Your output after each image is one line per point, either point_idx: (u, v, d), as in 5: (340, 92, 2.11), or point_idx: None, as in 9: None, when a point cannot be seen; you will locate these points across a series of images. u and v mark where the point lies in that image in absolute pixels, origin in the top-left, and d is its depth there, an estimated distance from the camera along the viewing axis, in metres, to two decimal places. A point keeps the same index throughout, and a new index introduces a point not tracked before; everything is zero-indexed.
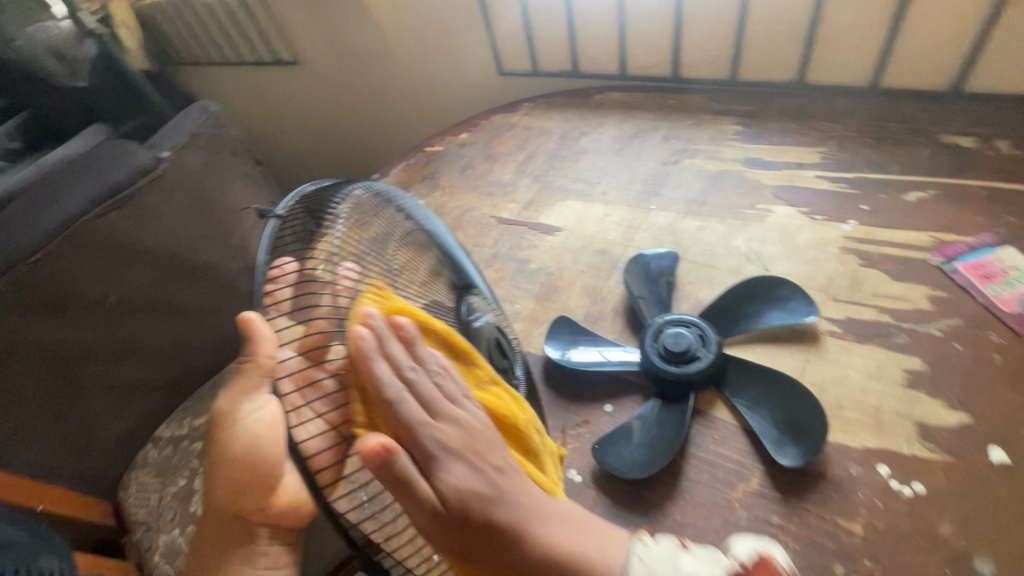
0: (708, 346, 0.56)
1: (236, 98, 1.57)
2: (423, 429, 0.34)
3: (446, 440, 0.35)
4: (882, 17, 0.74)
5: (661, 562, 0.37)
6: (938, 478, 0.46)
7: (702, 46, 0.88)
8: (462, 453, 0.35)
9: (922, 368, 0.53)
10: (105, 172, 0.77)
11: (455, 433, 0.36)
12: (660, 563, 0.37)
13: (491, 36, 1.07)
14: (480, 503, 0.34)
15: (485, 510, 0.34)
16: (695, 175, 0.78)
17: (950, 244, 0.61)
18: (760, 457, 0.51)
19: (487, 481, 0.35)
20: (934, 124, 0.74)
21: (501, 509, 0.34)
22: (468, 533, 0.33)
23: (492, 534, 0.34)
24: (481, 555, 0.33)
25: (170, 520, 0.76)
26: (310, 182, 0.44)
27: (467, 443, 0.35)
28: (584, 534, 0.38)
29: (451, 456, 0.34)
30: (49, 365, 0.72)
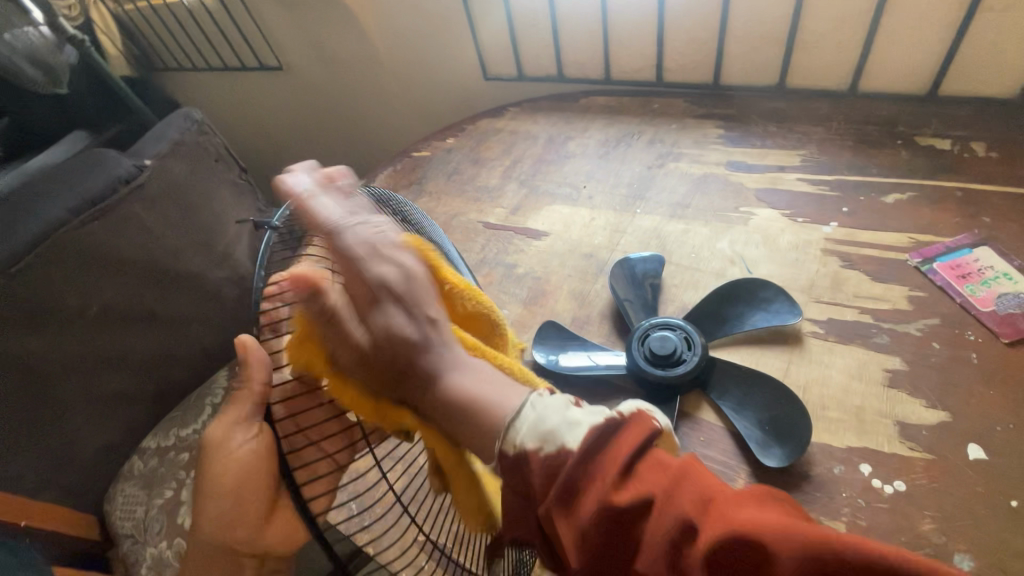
0: (694, 349, 0.57)
1: (220, 104, 1.55)
2: (364, 269, 0.38)
3: (382, 280, 0.37)
4: (860, 21, 0.75)
5: (555, 412, 0.31)
6: (918, 476, 0.47)
7: (685, 51, 0.89)
8: (395, 297, 0.37)
9: (902, 367, 0.54)
10: (85, 182, 0.76)
11: (394, 277, 0.38)
12: (549, 411, 0.31)
13: (477, 42, 1.07)
14: (399, 344, 0.36)
15: (398, 351, 0.36)
16: (679, 178, 0.79)
17: (928, 245, 0.62)
18: (745, 457, 0.51)
19: (406, 321, 0.36)
20: (911, 127, 0.75)
21: (416, 350, 0.36)
22: (385, 372, 0.37)
23: (406, 378, 0.36)
24: (400, 392, 0.37)
25: (156, 533, 0.75)
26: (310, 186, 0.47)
27: (405, 289, 0.38)
28: (500, 388, 0.35)
29: (383, 293, 0.37)
30: (31, 381, 0.71)
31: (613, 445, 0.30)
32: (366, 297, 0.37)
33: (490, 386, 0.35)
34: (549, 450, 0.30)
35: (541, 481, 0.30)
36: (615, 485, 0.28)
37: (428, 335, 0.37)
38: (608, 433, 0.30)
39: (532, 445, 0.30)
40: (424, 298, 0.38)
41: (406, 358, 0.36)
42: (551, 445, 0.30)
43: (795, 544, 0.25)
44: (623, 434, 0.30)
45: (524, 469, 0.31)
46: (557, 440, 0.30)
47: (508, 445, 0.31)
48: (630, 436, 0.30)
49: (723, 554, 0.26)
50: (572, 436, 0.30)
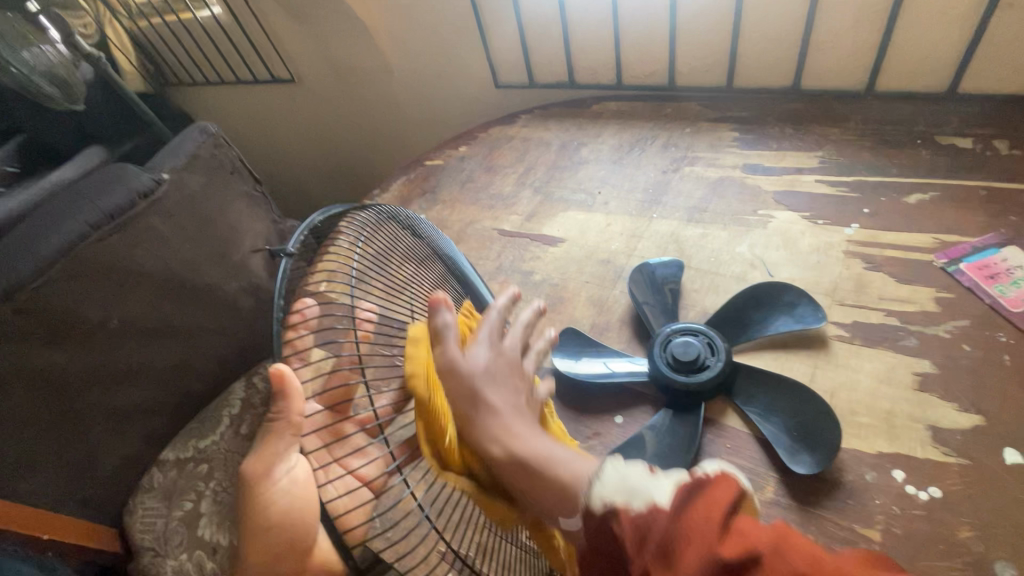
0: (717, 355, 0.56)
1: (233, 116, 1.57)
2: (489, 321, 0.42)
3: (494, 335, 0.42)
4: (875, 21, 0.75)
5: (637, 473, 0.32)
6: (953, 482, 0.46)
7: (697, 54, 0.89)
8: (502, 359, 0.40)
9: (932, 370, 0.53)
10: (105, 196, 0.77)
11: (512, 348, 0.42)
12: (631, 472, 0.32)
13: (487, 49, 1.07)
14: (482, 380, 0.38)
15: (482, 391, 0.38)
16: (695, 182, 0.78)
17: (953, 245, 0.61)
18: (774, 465, 0.50)
19: (504, 374, 0.39)
20: (930, 126, 0.74)
21: (500, 396, 0.38)
22: (458, 403, 0.38)
23: (477, 412, 0.37)
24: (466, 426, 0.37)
25: (176, 545, 0.75)
26: (319, 211, 0.46)
27: (509, 367, 0.40)
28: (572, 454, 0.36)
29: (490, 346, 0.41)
30: (52, 391, 0.72)
31: (698, 503, 0.29)
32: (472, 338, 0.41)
33: (562, 449, 0.36)
34: (637, 508, 0.30)
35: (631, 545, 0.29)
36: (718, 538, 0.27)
37: (514, 394, 0.39)
38: (691, 494, 0.30)
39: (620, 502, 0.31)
40: (524, 373, 0.41)
41: (487, 398, 0.37)
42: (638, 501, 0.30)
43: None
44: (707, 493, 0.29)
45: (611, 528, 0.30)
46: (643, 497, 0.30)
47: (592, 502, 0.31)
48: (718, 491, 0.29)
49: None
50: (660, 494, 0.30)
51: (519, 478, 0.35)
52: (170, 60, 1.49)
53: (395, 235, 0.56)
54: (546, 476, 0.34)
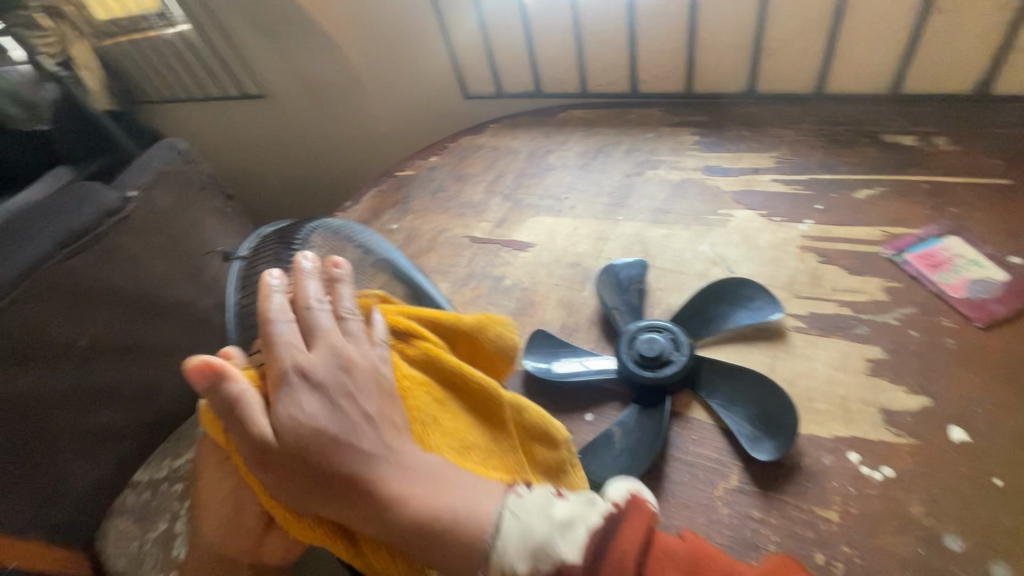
0: (681, 350, 0.58)
1: (203, 132, 1.57)
2: (286, 356, 0.39)
3: (305, 367, 0.39)
4: (821, 26, 0.79)
5: (534, 512, 0.36)
6: (904, 461, 0.48)
7: (656, 62, 0.92)
8: (321, 389, 0.38)
9: (883, 356, 0.55)
10: (70, 215, 0.77)
11: (327, 360, 0.40)
12: (532, 515, 0.36)
13: (454, 61, 1.09)
14: (329, 441, 0.36)
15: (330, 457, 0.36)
16: (658, 185, 0.81)
17: (900, 237, 0.64)
18: (738, 453, 0.52)
19: (338, 425, 0.37)
20: (877, 125, 0.78)
21: (352, 453, 0.36)
22: (308, 480, 0.36)
23: (333, 483, 0.36)
24: (324, 498, 0.36)
25: (151, 567, 0.73)
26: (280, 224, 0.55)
27: (340, 387, 0.39)
28: (461, 489, 0.38)
29: (313, 394, 0.38)
30: (16, 417, 0.69)
31: (616, 541, 0.34)
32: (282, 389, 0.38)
33: (442, 485, 0.38)
34: (545, 568, 0.34)
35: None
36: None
37: (364, 437, 0.37)
38: (607, 534, 0.35)
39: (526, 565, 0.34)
40: (374, 374, 0.41)
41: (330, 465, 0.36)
42: (545, 560, 0.34)
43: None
44: (622, 530, 0.35)
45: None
46: (552, 552, 0.34)
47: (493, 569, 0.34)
48: (630, 530, 0.35)
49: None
50: (569, 548, 0.34)
51: (407, 535, 0.36)
52: (137, 78, 1.48)
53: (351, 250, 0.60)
54: (432, 525, 0.36)
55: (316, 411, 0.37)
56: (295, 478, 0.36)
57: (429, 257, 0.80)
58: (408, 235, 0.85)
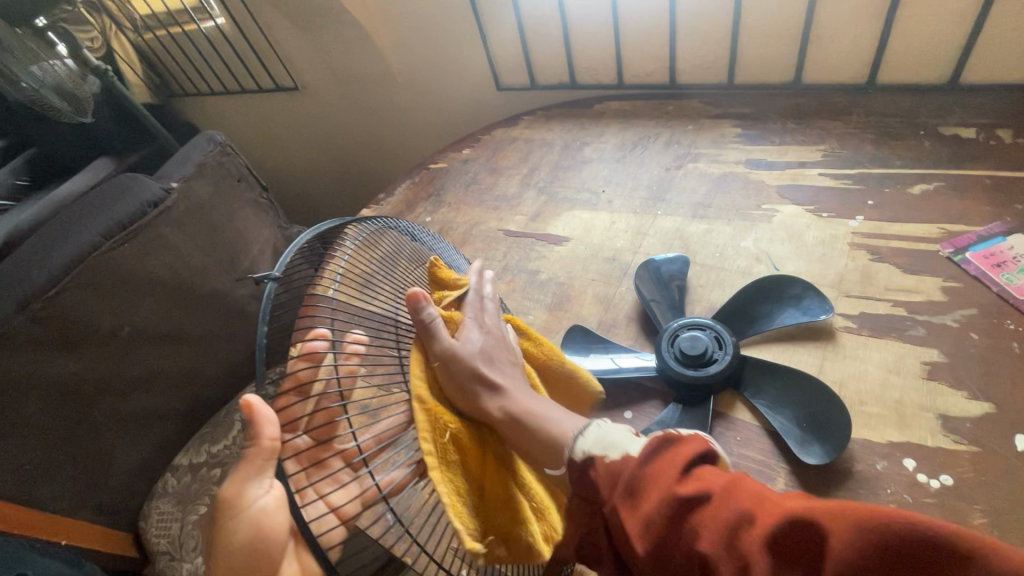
0: (725, 348, 0.56)
1: (239, 125, 1.60)
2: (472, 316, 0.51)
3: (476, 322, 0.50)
4: (876, 13, 0.75)
5: (615, 429, 0.38)
6: (965, 469, 0.46)
7: (698, 52, 0.90)
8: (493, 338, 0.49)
9: (941, 359, 0.53)
10: (116, 206, 0.79)
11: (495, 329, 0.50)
12: (611, 429, 0.37)
13: (488, 52, 1.08)
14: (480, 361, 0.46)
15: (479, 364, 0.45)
16: (699, 178, 0.79)
17: (959, 235, 0.61)
18: (784, 456, 0.50)
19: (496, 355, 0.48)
20: (933, 117, 0.74)
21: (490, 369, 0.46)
22: (459, 371, 0.44)
23: (484, 388, 0.44)
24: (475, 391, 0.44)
25: (192, 549, 0.76)
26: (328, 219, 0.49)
27: (497, 346, 0.49)
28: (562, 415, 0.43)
29: (471, 330, 0.49)
30: (67, 400, 0.73)
31: (672, 454, 0.34)
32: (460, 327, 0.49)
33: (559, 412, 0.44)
34: (614, 457, 0.35)
35: (607, 485, 0.35)
36: (676, 479, 0.32)
37: (506, 373, 0.47)
38: (664, 444, 0.34)
39: (597, 451, 0.36)
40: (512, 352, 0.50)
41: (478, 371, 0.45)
42: (614, 452, 0.36)
43: (846, 523, 0.26)
44: (683, 443, 0.34)
45: (590, 471, 0.36)
46: (619, 447, 0.36)
47: (575, 453, 0.37)
48: (694, 444, 0.34)
49: (779, 535, 0.28)
50: (634, 447, 0.35)
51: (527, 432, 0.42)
52: (176, 72, 1.53)
53: (399, 242, 0.60)
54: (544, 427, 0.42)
55: (480, 343, 0.48)
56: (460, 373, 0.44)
57: (463, 250, 0.80)
58: (441, 227, 0.84)
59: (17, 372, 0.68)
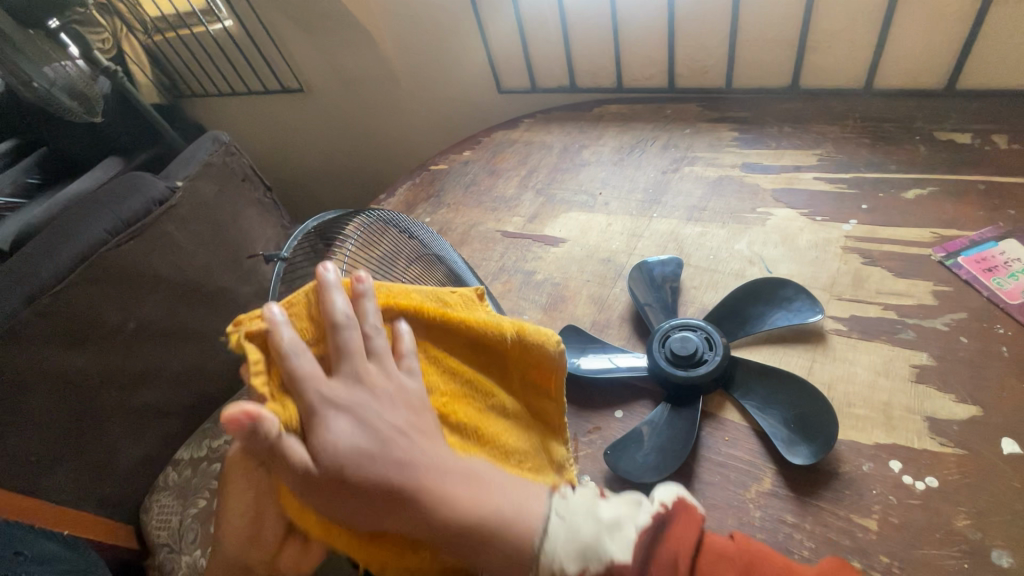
0: (715, 350, 0.57)
1: (246, 126, 1.62)
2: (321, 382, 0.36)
3: (333, 395, 0.36)
4: (872, 18, 0.76)
5: (581, 516, 0.36)
6: (950, 471, 0.46)
7: (696, 56, 0.90)
8: (359, 411, 0.36)
9: (930, 362, 0.53)
10: (122, 204, 0.81)
11: (365, 389, 0.37)
12: (580, 518, 0.36)
13: (490, 56, 1.09)
14: (364, 459, 0.35)
15: (377, 478, 0.34)
16: (695, 181, 0.79)
17: (951, 239, 0.62)
18: (772, 457, 0.51)
19: (381, 445, 0.35)
20: (930, 122, 0.75)
21: (394, 472, 0.35)
22: (347, 494, 0.34)
23: (385, 501, 0.34)
24: (383, 515, 0.34)
25: (190, 542, 0.77)
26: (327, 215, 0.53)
27: (377, 408, 0.37)
28: (502, 492, 0.37)
29: (341, 412, 0.36)
30: (72, 394, 0.74)
31: (664, 548, 0.34)
32: (319, 420, 0.35)
33: (496, 491, 0.37)
34: (596, 569, 0.34)
35: None
36: None
37: (406, 459, 0.36)
38: (656, 535, 0.35)
39: (574, 565, 0.34)
40: (402, 396, 0.39)
41: (382, 480, 0.34)
42: (593, 561, 0.34)
43: None
44: (675, 530, 0.35)
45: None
46: (602, 554, 0.34)
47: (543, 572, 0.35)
48: (685, 529, 0.35)
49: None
50: (620, 545, 0.35)
51: (456, 537, 0.35)
52: (185, 74, 1.56)
53: (400, 240, 0.61)
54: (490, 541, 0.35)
55: (370, 442, 0.35)
56: (339, 496, 0.34)
57: (461, 250, 0.81)
58: (440, 228, 0.85)
59: (23, 366, 0.69)
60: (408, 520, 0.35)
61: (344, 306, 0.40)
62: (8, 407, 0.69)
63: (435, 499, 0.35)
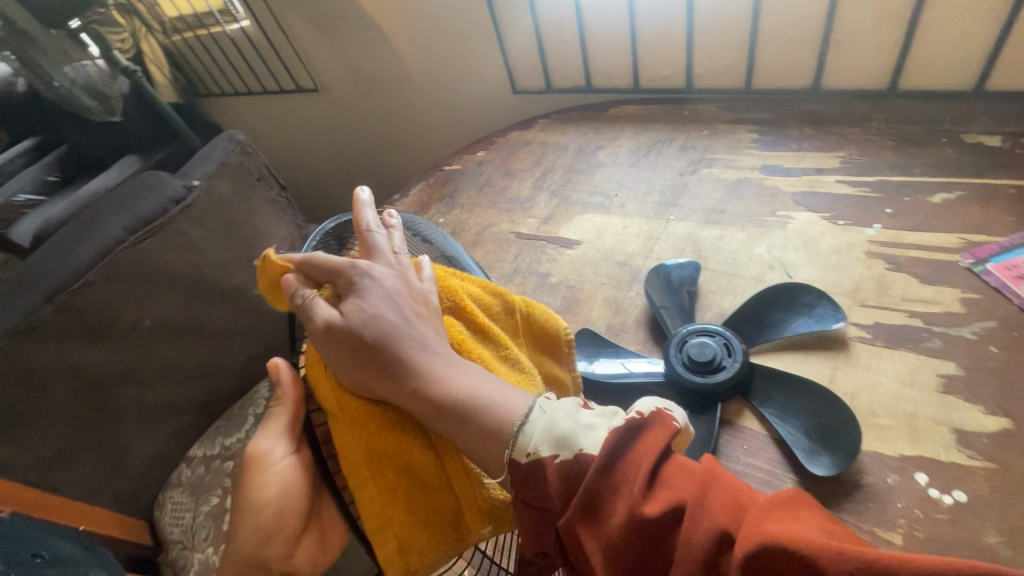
0: (734, 356, 0.56)
1: (261, 125, 1.64)
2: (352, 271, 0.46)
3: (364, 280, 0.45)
4: (898, 17, 0.74)
5: (562, 415, 0.36)
6: (979, 486, 0.45)
7: (714, 56, 0.89)
8: (380, 291, 0.44)
9: (958, 372, 0.51)
10: (138, 203, 0.82)
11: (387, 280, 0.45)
12: (559, 415, 0.36)
13: (505, 56, 1.09)
14: (376, 329, 0.42)
15: (383, 335, 0.41)
16: (713, 184, 0.78)
17: (980, 245, 0.60)
18: (792, 467, 0.50)
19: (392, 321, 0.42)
20: (957, 124, 0.73)
21: (403, 344, 0.42)
22: (358, 344, 0.41)
23: (385, 367, 0.41)
24: (383, 375, 0.41)
25: (204, 539, 0.78)
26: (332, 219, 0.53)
27: (397, 296, 0.45)
28: (495, 383, 0.41)
29: (373, 285, 0.44)
30: (88, 390, 0.75)
31: (629, 451, 0.33)
32: (355, 289, 0.44)
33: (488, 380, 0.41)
34: (564, 457, 0.34)
35: (559, 490, 0.33)
36: (643, 494, 0.31)
37: (415, 333, 0.43)
38: (628, 438, 0.34)
39: (547, 452, 0.35)
40: (421, 298, 0.47)
41: (389, 350, 0.41)
42: (565, 449, 0.34)
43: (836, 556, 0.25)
44: (644, 438, 0.33)
45: (538, 473, 0.35)
46: (573, 445, 0.34)
47: (519, 452, 0.36)
48: (653, 437, 0.33)
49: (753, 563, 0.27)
50: (588, 443, 0.34)
51: (442, 408, 0.39)
52: (203, 73, 1.58)
53: (410, 242, 0.61)
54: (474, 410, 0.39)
55: (388, 309, 0.43)
56: (351, 357, 0.42)
57: (474, 251, 0.81)
58: (454, 229, 0.85)
59: (40, 362, 0.70)
60: (405, 389, 0.40)
61: (373, 219, 0.52)
62: (26, 403, 0.70)
63: (427, 367, 0.41)
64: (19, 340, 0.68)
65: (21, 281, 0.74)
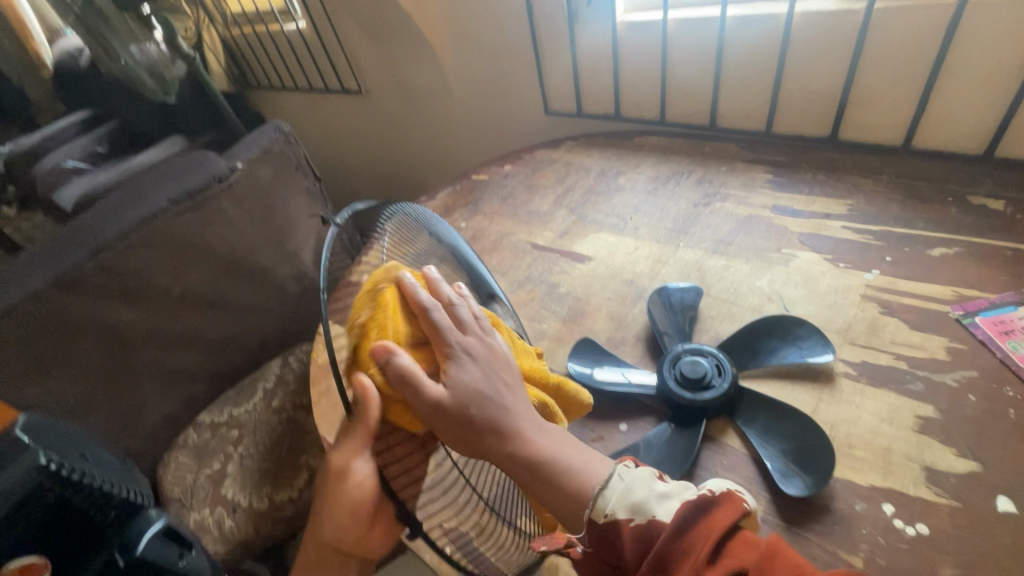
0: (723, 376, 0.59)
1: (305, 120, 1.73)
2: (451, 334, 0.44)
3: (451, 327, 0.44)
4: (916, 76, 0.78)
5: (638, 481, 0.38)
6: (942, 522, 0.47)
7: (740, 99, 0.93)
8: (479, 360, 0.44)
9: (935, 415, 0.54)
10: (186, 177, 0.87)
11: (478, 345, 0.45)
12: (636, 483, 0.38)
13: (541, 81, 1.15)
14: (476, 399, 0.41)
15: (489, 413, 0.41)
16: (724, 217, 0.82)
17: (971, 299, 0.63)
18: (767, 486, 0.52)
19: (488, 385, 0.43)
20: (964, 185, 0.76)
21: (495, 408, 0.42)
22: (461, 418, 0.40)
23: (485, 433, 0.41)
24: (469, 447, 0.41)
25: (201, 499, 0.81)
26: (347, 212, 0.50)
27: (490, 360, 0.44)
28: (571, 450, 0.42)
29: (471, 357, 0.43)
30: (115, 345, 0.80)
31: (699, 526, 0.34)
32: (456, 359, 0.43)
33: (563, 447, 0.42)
34: (640, 522, 0.36)
35: (634, 550, 0.36)
36: (705, 561, 0.33)
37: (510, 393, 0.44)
38: (698, 511, 0.35)
39: (623, 516, 0.37)
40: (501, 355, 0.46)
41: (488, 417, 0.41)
42: (640, 515, 0.36)
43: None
44: (711, 515, 0.35)
45: (614, 536, 0.37)
46: (647, 511, 0.36)
47: (597, 513, 0.38)
48: (725, 512, 0.35)
49: None
50: (661, 511, 0.36)
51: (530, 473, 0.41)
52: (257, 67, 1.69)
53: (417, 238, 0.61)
54: (562, 479, 0.40)
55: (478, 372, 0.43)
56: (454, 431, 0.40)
57: (491, 256, 0.85)
58: (474, 233, 0.90)
59: (76, 314, 0.75)
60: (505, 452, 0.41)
61: (452, 292, 0.48)
62: (57, 350, 0.75)
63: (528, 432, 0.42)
64: (60, 290, 0.73)
65: (71, 237, 0.79)
